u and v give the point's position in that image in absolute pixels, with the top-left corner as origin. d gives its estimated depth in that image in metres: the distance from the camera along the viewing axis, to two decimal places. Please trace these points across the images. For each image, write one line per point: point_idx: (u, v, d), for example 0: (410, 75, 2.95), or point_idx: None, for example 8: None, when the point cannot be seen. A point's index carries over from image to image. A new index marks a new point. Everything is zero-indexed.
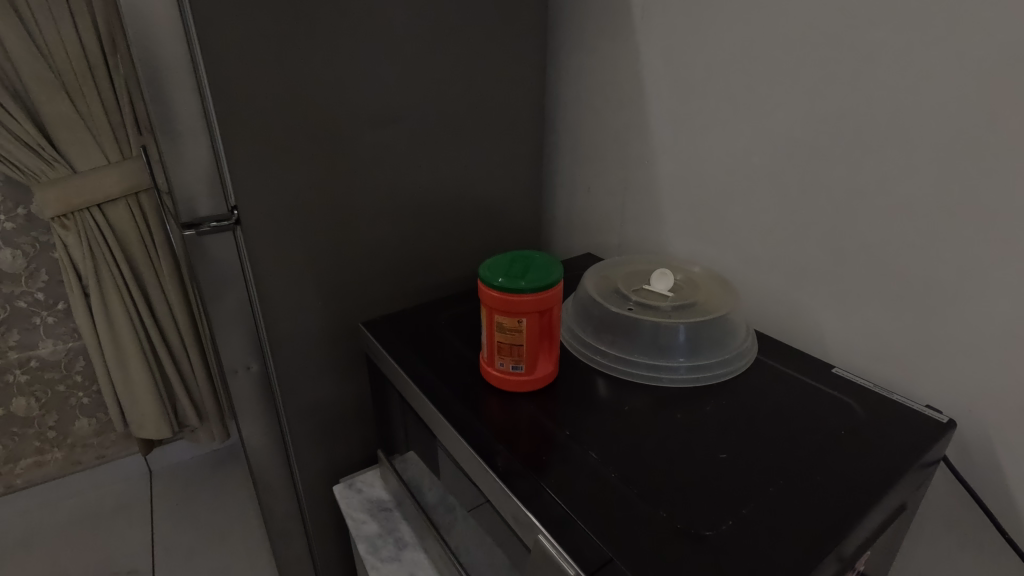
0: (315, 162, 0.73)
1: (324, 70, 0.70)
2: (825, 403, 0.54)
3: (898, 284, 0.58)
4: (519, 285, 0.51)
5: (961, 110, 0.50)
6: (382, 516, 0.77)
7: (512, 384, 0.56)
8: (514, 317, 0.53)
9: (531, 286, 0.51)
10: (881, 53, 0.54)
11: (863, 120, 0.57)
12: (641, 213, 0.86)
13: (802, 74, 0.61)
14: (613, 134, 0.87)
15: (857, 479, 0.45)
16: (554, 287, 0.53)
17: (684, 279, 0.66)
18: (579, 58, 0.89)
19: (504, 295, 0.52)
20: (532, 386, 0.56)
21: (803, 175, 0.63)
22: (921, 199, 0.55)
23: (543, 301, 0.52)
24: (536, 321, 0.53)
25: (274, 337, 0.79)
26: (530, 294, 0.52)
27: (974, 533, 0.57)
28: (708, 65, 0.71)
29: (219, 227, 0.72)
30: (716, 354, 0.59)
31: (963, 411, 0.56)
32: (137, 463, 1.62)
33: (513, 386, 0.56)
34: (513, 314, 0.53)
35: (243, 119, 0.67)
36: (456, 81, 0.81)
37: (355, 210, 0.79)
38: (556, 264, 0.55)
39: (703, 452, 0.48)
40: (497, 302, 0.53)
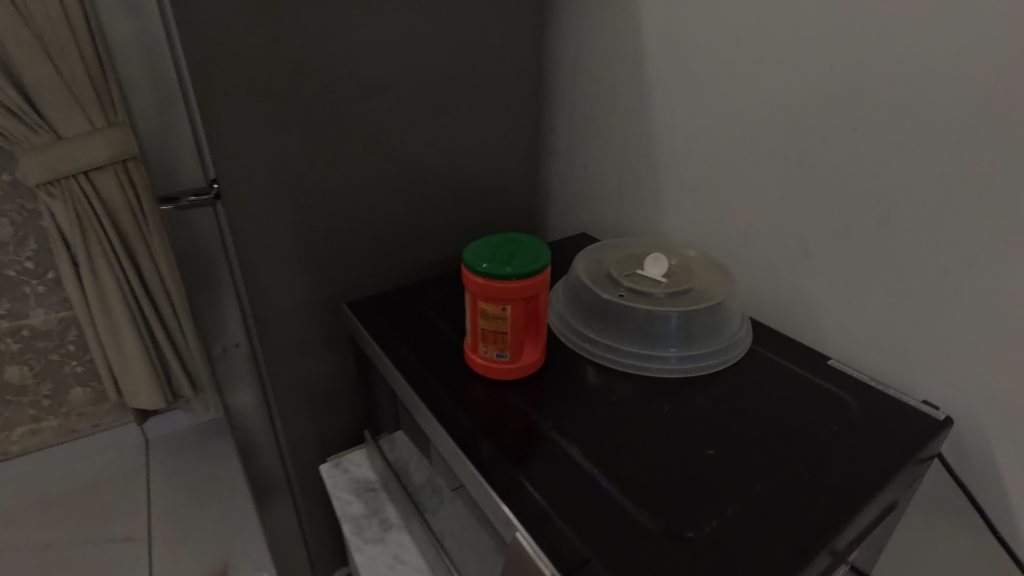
0: (298, 134, 0.70)
1: (305, 37, 0.66)
2: (819, 396, 0.53)
3: (901, 275, 0.56)
4: (506, 270, 0.49)
5: (982, 92, 0.47)
6: (367, 496, 0.77)
7: (499, 373, 0.54)
8: (499, 303, 0.51)
9: (518, 271, 0.49)
10: (898, 27, 0.50)
11: (872, 102, 0.54)
12: (638, 192, 0.83)
13: (810, 50, 0.57)
14: (612, 109, 0.83)
15: (848, 479, 0.44)
16: (542, 272, 0.50)
17: (680, 263, 0.64)
18: (578, 28, 0.85)
19: (489, 280, 0.50)
20: (519, 375, 0.54)
21: (807, 158, 0.60)
22: (929, 188, 0.52)
23: (531, 287, 0.50)
24: (524, 308, 0.51)
25: (259, 315, 0.77)
26: (518, 280, 0.49)
27: (965, 529, 0.56)
28: (712, 38, 0.67)
29: (197, 202, 0.69)
30: (710, 343, 0.57)
31: (961, 408, 0.54)
32: (132, 432, 1.63)
33: (496, 374, 0.54)
34: (497, 301, 0.51)
35: (221, 89, 0.63)
36: (447, 50, 0.77)
37: (342, 185, 0.76)
38: (544, 247, 0.53)
39: (690, 446, 0.47)
40: (482, 288, 0.50)
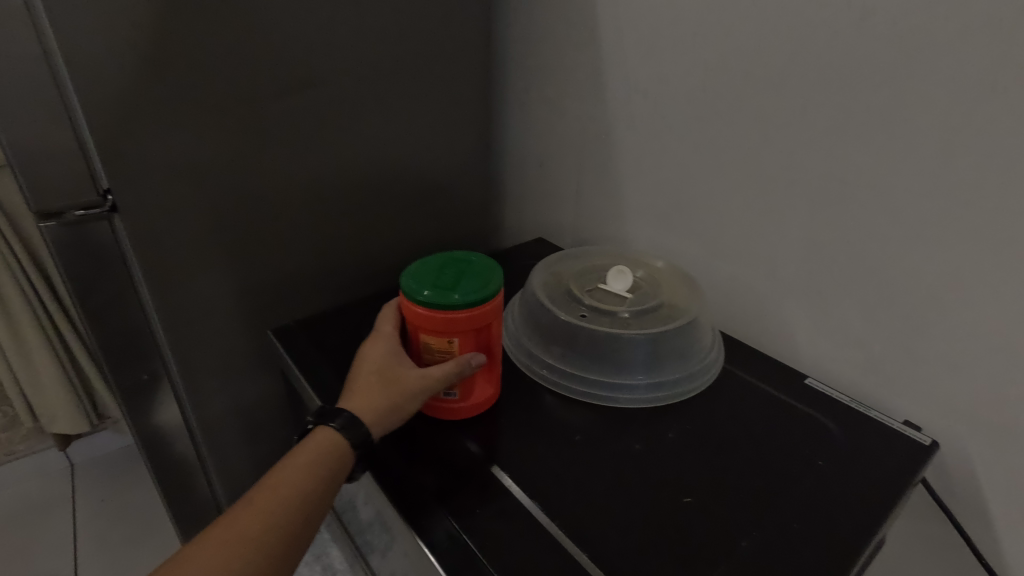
0: (210, 137, 0.60)
1: (212, 22, 0.56)
2: (800, 425, 0.49)
3: (881, 288, 0.52)
4: (452, 300, 0.42)
5: (972, 91, 0.42)
6: (309, 540, 0.69)
7: (449, 413, 0.47)
8: (444, 336, 0.44)
9: (466, 300, 0.42)
10: (879, 20, 0.46)
11: (850, 102, 0.49)
12: (598, 194, 0.77)
13: (781, 44, 0.52)
14: (568, 104, 0.77)
15: (839, 526, 0.40)
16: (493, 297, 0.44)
17: (645, 277, 0.59)
18: (529, 14, 0.78)
19: (433, 311, 0.43)
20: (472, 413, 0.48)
21: (778, 161, 0.56)
22: (910, 196, 0.48)
23: (482, 317, 0.44)
24: (475, 340, 0.45)
25: (175, 344, 0.67)
26: (467, 310, 0.43)
27: (947, 551, 0.54)
28: (674, 28, 0.61)
29: (89, 216, 0.57)
30: (681, 368, 0.52)
31: (943, 428, 0.51)
32: (53, 457, 1.48)
33: (444, 414, 0.48)
34: (443, 334, 0.44)
35: (110, 85, 0.52)
36: (385, 38, 0.69)
37: (268, 193, 0.67)
38: (495, 269, 0.46)
39: (665, 493, 0.42)
40: (424, 319, 0.43)
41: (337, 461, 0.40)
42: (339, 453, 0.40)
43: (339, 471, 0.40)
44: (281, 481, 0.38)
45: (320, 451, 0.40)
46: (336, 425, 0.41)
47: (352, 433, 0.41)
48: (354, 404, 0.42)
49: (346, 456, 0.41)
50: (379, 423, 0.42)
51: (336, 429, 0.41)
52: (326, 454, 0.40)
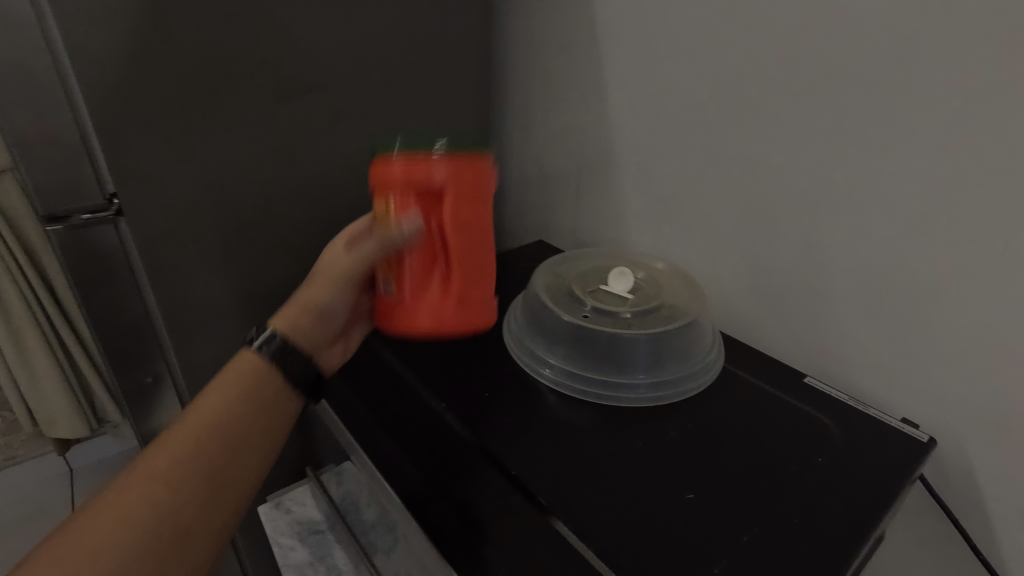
0: (217, 141, 0.61)
1: (219, 28, 0.57)
2: (799, 423, 0.50)
3: (877, 288, 0.53)
4: (388, 149, 0.44)
5: (965, 94, 0.43)
6: (313, 541, 0.69)
7: (399, 320, 0.49)
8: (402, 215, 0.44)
9: (398, 147, 0.44)
10: (872, 26, 0.47)
11: (845, 105, 0.50)
12: (598, 197, 0.78)
13: (777, 48, 0.53)
14: (568, 109, 0.78)
15: (839, 521, 0.40)
16: (423, 169, 0.43)
17: (646, 278, 0.60)
18: (529, 20, 0.79)
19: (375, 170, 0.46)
20: (414, 320, 0.48)
21: (775, 163, 0.57)
22: (904, 197, 0.49)
23: (412, 173, 0.43)
24: (410, 201, 0.44)
25: (179, 346, 0.68)
26: (400, 161, 0.43)
27: (946, 547, 0.54)
28: (672, 34, 0.62)
29: (95, 220, 0.58)
30: (682, 367, 0.53)
31: (940, 426, 0.52)
32: (54, 461, 1.47)
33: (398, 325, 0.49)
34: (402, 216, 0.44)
35: (120, 92, 0.53)
36: (387, 43, 0.70)
37: (273, 196, 0.67)
38: (456, 147, 0.44)
39: (667, 490, 0.42)
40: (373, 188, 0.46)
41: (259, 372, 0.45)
42: (256, 384, 0.45)
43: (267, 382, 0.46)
44: (193, 419, 0.41)
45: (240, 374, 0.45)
46: (254, 343, 0.46)
47: (264, 342, 0.46)
48: (280, 309, 0.50)
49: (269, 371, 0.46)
50: (294, 319, 0.49)
51: (255, 347, 0.46)
52: (244, 385, 0.44)
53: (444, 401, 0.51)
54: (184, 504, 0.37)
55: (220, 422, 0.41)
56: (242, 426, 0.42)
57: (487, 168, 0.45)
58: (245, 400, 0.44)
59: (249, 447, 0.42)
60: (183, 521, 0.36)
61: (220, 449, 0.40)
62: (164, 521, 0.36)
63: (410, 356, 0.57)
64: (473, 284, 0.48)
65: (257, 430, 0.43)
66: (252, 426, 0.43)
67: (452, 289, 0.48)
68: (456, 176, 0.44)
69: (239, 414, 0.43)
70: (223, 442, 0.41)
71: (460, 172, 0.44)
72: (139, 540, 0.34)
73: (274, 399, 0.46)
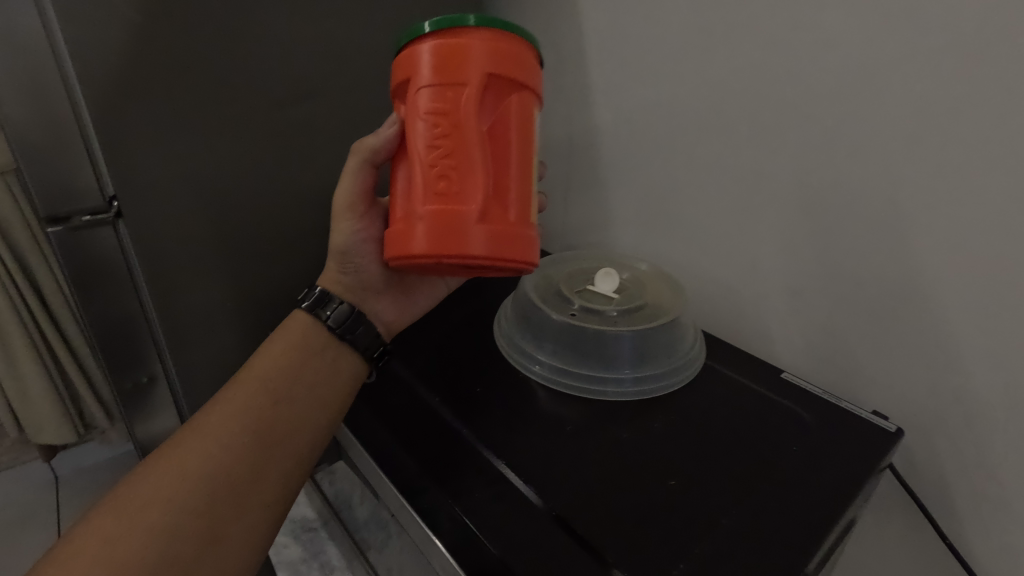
0: (216, 146, 0.62)
1: (219, 37, 0.58)
2: (777, 415, 0.52)
3: (849, 288, 0.56)
4: (415, 32, 0.39)
5: (925, 105, 0.46)
6: (306, 538, 0.71)
7: (398, 241, 0.40)
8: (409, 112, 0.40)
9: (426, 30, 0.38)
10: (841, 41, 0.50)
11: (818, 115, 0.53)
12: (585, 201, 0.81)
13: (754, 61, 0.56)
14: (556, 117, 0.81)
15: (813, 505, 0.43)
16: (447, 52, 0.37)
17: (631, 278, 0.63)
18: (518, 31, 0.82)
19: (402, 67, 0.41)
20: (414, 239, 0.38)
21: (753, 169, 0.60)
22: (872, 201, 0.52)
23: (432, 59, 0.38)
24: (426, 94, 0.38)
25: (176, 346, 0.69)
26: (430, 44, 0.38)
27: (916, 533, 0.57)
28: (656, 46, 0.65)
29: (95, 222, 0.59)
30: (665, 363, 0.55)
31: (909, 417, 0.55)
32: (39, 469, 1.46)
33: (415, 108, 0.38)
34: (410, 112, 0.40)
35: (122, 97, 0.54)
36: (381, 52, 0.72)
37: (269, 199, 0.69)
38: (489, 25, 0.38)
39: (653, 477, 0.45)
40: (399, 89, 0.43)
41: (303, 332, 0.51)
42: (281, 363, 0.48)
43: (309, 342, 0.51)
44: (223, 402, 0.46)
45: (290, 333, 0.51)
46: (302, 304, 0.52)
47: (313, 302, 0.52)
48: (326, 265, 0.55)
49: (316, 331, 0.51)
50: (331, 271, 0.54)
51: (305, 308, 0.52)
52: (268, 365, 0.48)
53: (438, 396, 0.53)
54: (209, 482, 0.43)
55: (242, 406, 0.46)
56: (263, 407, 0.46)
57: (524, 59, 0.39)
58: (269, 380, 0.47)
59: (270, 427, 0.46)
60: (208, 497, 0.42)
61: (241, 431, 0.45)
62: (191, 499, 0.42)
63: (405, 353, 0.59)
64: (496, 198, 0.39)
65: (279, 410, 0.47)
66: (274, 407, 0.47)
67: (467, 199, 0.38)
68: (488, 61, 0.37)
69: (259, 397, 0.47)
70: (246, 424, 0.45)
71: (494, 55, 0.38)
72: (168, 513, 0.41)
73: (301, 371, 0.49)
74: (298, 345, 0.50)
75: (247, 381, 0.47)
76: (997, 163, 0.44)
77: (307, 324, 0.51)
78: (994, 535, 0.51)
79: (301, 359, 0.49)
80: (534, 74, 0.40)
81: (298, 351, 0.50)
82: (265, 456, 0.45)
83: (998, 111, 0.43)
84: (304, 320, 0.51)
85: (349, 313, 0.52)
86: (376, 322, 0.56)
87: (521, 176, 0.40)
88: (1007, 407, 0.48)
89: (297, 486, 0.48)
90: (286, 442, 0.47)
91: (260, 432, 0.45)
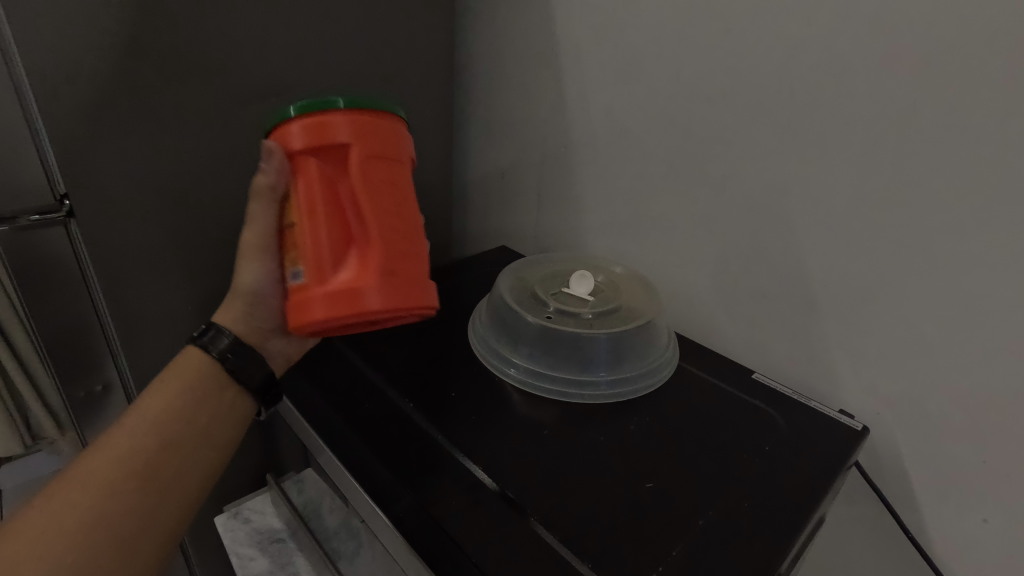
0: (177, 143, 0.59)
1: (180, 29, 0.55)
2: (748, 415, 0.53)
3: (816, 290, 0.57)
4: (330, 103, 0.41)
5: (890, 114, 0.48)
6: (273, 549, 0.67)
7: (298, 303, 0.42)
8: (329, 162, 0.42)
9: (342, 102, 0.41)
10: (809, 50, 0.51)
11: (786, 121, 0.54)
12: (558, 203, 0.81)
13: (725, 67, 0.57)
14: (529, 119, 0.80)
15: (786, 502, 0.44)
16: (380, 128, 0.42)
17: (606, 281, 0.63)
18: (491, 31, 0.82)
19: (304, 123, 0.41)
20: (313, 309, 0.41)
21: (723, 173, 0.61)
22: (838, 206, 0.53)
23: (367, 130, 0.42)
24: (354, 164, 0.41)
25: (132, 351, 0.65)
26: (343, 116, 0.41)
27: (879, 527, 0.59)
28: (630, 51, 0.65)
29: (43, 222, 0.55)
30: (640, 365, 0.56)
31: (873, 416, 0.56)
32: None
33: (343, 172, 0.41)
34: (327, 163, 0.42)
35: (72, 88, 0.51)
36: (353, 51, 0.70)
37: (235, 200, 0.67)
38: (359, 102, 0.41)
39: (628, 479, 0.45)
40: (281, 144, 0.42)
41: (198, 372, 0.48)
42: (179, 405, 0.46)
43: (207, 380, 0.48)
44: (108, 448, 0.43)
45: (187, 369, 0.48)
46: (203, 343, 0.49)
47: (206, 339, 0.49)
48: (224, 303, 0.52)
49: (214, 370, 0.49)
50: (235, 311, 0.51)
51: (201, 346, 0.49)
52: (165, 406, 0.46)
53: (411, 401, 0.52)
54: (88, 534, 0.40)
55: (127, 444, 0.43)
56: (152, 447, 0.44)
57: (399, 133, 0.44)
58: (164, 425, 0.45)
59: (160, 474, 0.44)
60: (90, 538, 0.40)
61: (130, 475, 0.43)
62: (63, 537, 0.39)
63: (376, 357, 0.57)
64: (392, 257, 0.42)
65: (169, 450, 0.45)
66: (166, 450, 0.45)
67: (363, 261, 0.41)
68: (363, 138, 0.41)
69: (151, 441, 0.44)
70: (128, 463, 0.43)
71: (365, 133, 0.41)
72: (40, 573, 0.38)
73: (196, 412, 0.47)
74: (197, 391, 0.47)
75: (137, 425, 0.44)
76: (956, 171, 0.46)
77: (201, 362, 0.49)
78: (950, 527, 0.54)
79: (192, 398, 0.47)
80: (406, 143, 0.45)
81: (194, 390, 0.47)
82: (156, 507, 0.43)
83: (959, 122, 0.45)
84: (198, 357, 0.49)
85: (247, 353, 0.50)
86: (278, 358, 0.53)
87: (410, 230, 0.44)
88: (966, 405, 0.50)
89: (178, 529, 0.45)
90: (176, 486, 0.45)
91: (148, 479, 0.43)
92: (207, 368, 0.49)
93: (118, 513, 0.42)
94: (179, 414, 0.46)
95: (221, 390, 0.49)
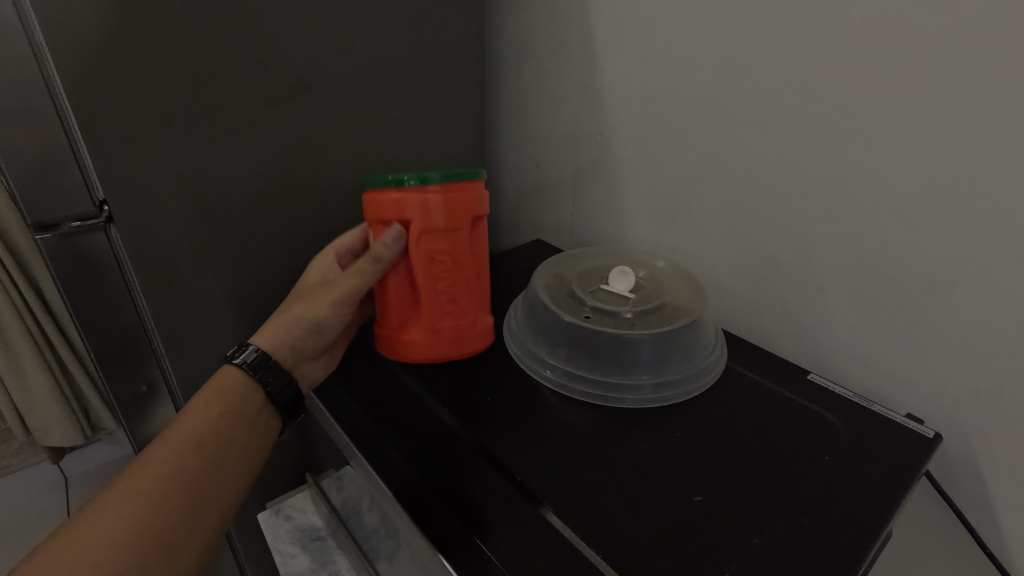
0: (210, 148, 0.59)
1: (205, 31, 0.55)
2: (804, 421, 0.50)
3: (882, 284, 0.52)
4: (426, 177, 0.46)
5: (968, 88, 0.43)
6: (315, 547, 0.68)
7: (409, 338, 0.54)
8: (429, 236, 0.48)
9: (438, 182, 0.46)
10: (872, 19, 0.46)
11: (846, 101, 0.49)
12: (596, 194, 0.77)
13: (777, 42, 0.53)
14: (563, 106, 0.77)
15: (852, 518, 0.40)
16: (469, 198, 0.48)
17: (647, 276, 0.60)
18: (524, 16, 0.78)
19: (408, 201, 0.47)
20: (419, 347, 0.53)
21: (774, 160, 0.56)
22: (906, 193, 0.48)
23: (460, 204, 0.48)
24: (448, 237, 0.49)
25: (177, 357, 0.66)
26: (441, 196, 0.47)
27: (953, 539, 0.55)
28: (671, 30, 0.61)
29: (85, 227, 0.56)
30: (685, 368, 0.52)
31: (944, 421, 0.52)
32: (47, 470, 1.41)
33: (438, 244, 0.48)
34: (427, 236, 0.48)
35: (102, 97, 0.51)
36: (382, 42, 0.69)
37: (269, 202, 0.66)
38: (451, 178, 0.47)
39: (676, 492, 0.42)
40: (384, 212, 0.47)
41: (233, 392, 0.50)
42: (215, 422, 0.48)
43: (237, 400, 0.50)
44: (147, 464, 0.44)
45: (222, 389, 0.50)
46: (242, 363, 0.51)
47: (247, 361, 0.52)
48: (269, 325, 0.54)
49: (247, 389, 0.51)
50: (281, 335, 0.53)
51: (237, 364, 0.51)
52: (204, 420, 0.47)
53: (445, 405, 0.50)
54: (141, 542, 0.41)
55: (170, 458, 0.44)
56: (195, 459, 0.45)
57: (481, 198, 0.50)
58: (197, 441, 0.46)
59: (197, 490, 0.45)
60: (144, 546, 0.40)
61: (175, 485, 0.44)
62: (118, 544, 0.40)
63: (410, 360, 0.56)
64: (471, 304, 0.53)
65: (208, 463, 0.46)
66: (205, 462, 0.46)
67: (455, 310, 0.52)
68: (456, 212, 0.48)
69: (192, 454, 0.45)
70: (175, 473, 0.44)
71: (458, 207, 0.48)
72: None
73: (231, 428, 0.49)
74: (229, 408, 0.49)
75: (175, 442, 0.45)
76: None
77: (237, 380, 0.51)
78: None
79: (224, 415, 0.49)
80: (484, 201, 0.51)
81: (226, 409, 0.49)
82: (198, 517, 0.44)
83: None
84: (235, 376, 0.51)
85: (288, 384, 0.54)
86: (303, 382, 0.57)
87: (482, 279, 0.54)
88: None
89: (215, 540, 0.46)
90: (215, 496, 0.46)
91: (191, 487, 0.44)
92: (244, 389, 0.51)
93: (168, 522, 0.42)
94: (217, 429, 0.48)
95: (249, 408, 0.51)
